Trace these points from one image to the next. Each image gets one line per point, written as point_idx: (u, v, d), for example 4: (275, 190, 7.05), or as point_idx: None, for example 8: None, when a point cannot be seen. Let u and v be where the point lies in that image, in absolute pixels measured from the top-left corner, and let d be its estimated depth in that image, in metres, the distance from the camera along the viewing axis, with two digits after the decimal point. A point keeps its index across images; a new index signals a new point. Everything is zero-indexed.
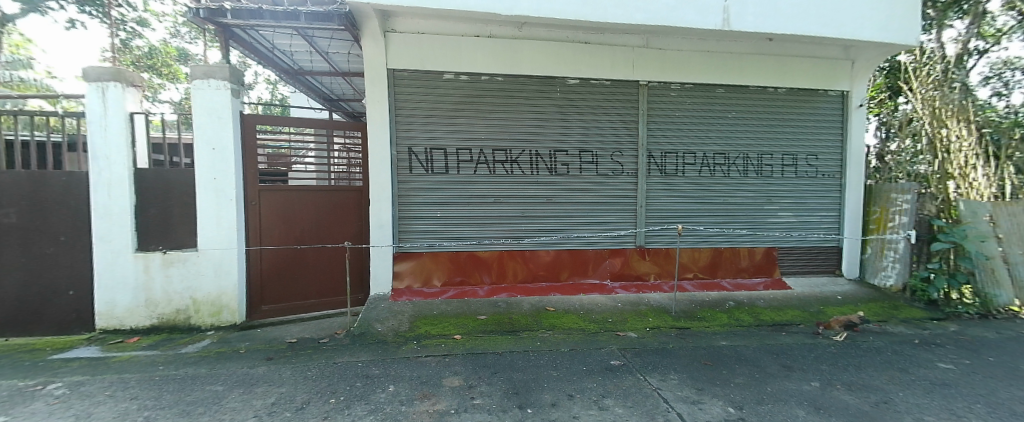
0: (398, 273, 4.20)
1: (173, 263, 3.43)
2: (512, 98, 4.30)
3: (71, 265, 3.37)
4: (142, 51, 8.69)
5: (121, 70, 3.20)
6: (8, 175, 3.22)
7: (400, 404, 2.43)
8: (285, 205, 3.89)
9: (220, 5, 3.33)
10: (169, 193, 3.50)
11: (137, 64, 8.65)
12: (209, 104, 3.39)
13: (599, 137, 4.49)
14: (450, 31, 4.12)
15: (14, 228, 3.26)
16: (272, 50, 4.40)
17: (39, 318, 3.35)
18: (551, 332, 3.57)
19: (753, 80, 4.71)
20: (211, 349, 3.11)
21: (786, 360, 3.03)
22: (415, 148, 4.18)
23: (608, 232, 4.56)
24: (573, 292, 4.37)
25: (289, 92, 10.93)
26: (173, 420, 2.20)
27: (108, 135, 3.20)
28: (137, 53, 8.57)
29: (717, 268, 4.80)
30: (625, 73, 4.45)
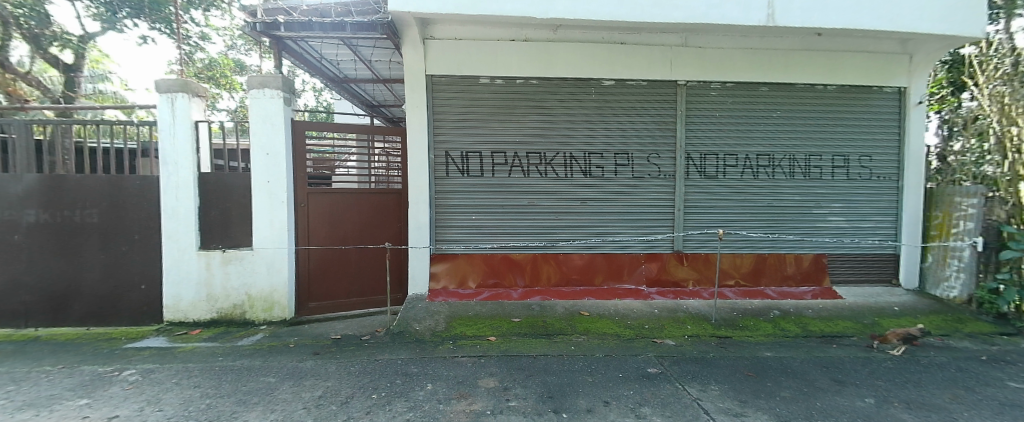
0: (434, 273, 4.28)
1: (231, 261, 3.66)
2: (546, 100, 4.30)
3: (143, 262, 3.66)
4: (204, 63, 9.35)
5: (187, 82, 3.46)
6: (91, 180, 3.55)
7: (438, 402, 2.48)
8: (330, 207, 4.06)
9: (275, 19, 3.55)
10: (227, 196, 3.73)
11: (200, 76, 9.34)
12: (264, 112, 3.61)
13: (635, 139, 4.41)
14: (486, 36, 4.18)
15: (96, 227, 3.60)
16: (320, 60, 4.63)
17: (116, 310, 3.67)
18: (585, 336, 3.53)
19: (801, 78, 4.47)
20: (263, 343, 3.30)
21: (838, 375, 2.85)
22: (451, 151, 4.26)
23: (644, 236, 4.46)
24: (607, 296, 4.30)
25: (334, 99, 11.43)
26: (231, 408, 2.35)
27: (176, 142, 3.48)
28: (199, 65, 9.24)
29: (761, 276, 4.58)
30: (663, 74, 4.35)
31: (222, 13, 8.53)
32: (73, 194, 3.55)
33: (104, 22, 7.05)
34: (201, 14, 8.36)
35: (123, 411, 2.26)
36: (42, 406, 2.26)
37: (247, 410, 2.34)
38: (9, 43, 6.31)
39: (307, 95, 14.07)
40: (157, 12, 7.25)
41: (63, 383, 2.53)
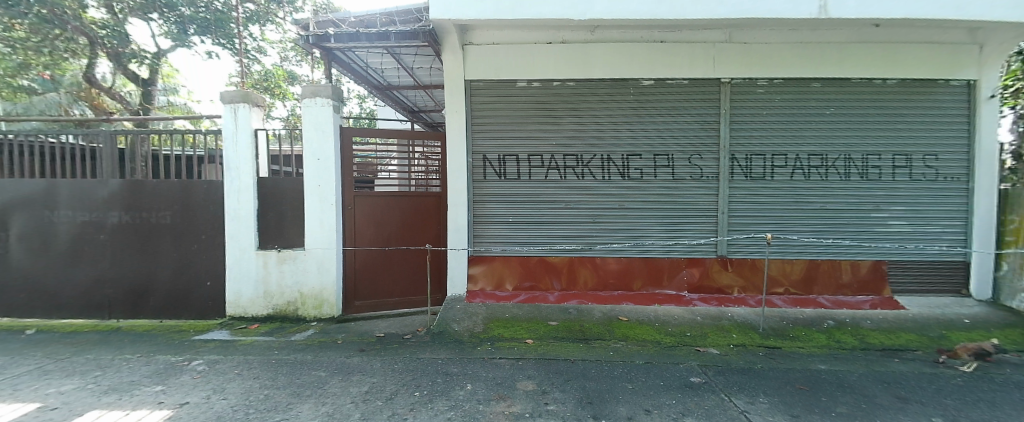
0: (472, 275, 4.34)
1: (286, 260, 3.88)
2: (583, 102, 4.27)
3: (209, 261, 3.94)
4: (259, 75, 10.00)
5: (247, 93, 3.72)
6: (166, 185, 3.88)
7: (478, 402, 2.51)
8: (374, 209, 4.22)
9: (326, 31, 3.76)
10: (283, 198, 3.95)
11: (256, 87, 9.99)
12: (315, 119, 3.82)
13: (677, 140, 4.29)
14: (522, 39, 4.22)
15: (169, 228, 3.92)
16: (366, 69, 4.83)
17: (186, 304, 3.98)
18: (624, 342, 3.46)
19: (856, 72, 4.20)
20: (314, 339, 3.47)
21: (900, 391, 2.64)
22: (488, 155, 4.32)
23: (685, 240, 4.32)
24: (647, 302, 4.18)
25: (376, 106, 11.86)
26: (287, 400, 2.49)
27: (238, 149, 3.76)
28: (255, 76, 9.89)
29: (813, 283, 4.32)
30: (705, 71, 4.20)
31: (276, 27, 9.14)
32: (149, 198, 3.90)
33: (175, 40, 7.76)
34: (258, 29, 8.98)
35: (193, 398, 2.44)
36: (124, 391, 2.49)
37: (301, 402, 2.47)
38: (95, 61, 7.21)
39: (353, 104, 14.68)
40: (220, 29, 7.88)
41: (142, 370, 2.77)
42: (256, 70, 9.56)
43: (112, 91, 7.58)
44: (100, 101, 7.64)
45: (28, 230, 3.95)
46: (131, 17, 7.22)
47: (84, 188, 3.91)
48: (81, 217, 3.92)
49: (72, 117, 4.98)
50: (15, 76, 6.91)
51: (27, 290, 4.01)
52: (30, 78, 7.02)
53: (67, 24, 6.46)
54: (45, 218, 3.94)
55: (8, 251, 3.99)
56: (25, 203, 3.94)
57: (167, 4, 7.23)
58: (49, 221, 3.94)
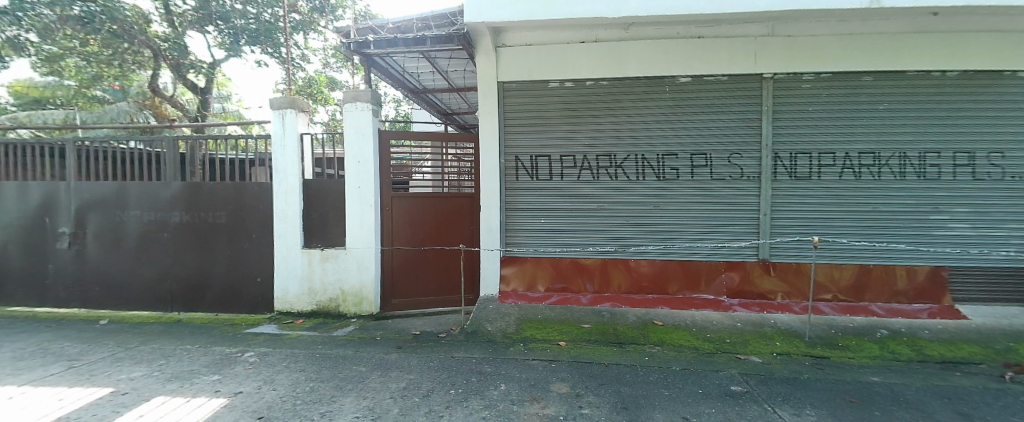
0: (504, 276, 4.36)
1: (329, 258, 4.05)
2: (617, 102, 4.20)
3: (259, 258, 4.18)
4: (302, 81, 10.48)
5: (294, 99, 3.93)
6: (222, 187, 4.15)
7: (512, 403, 2.52)
8: (409, 210, 4.33)
9: (366, 38, 3.91)
10: (325, 200, 4.13)
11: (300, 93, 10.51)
12: (356, 123, 4.00)
13: (715, 138, 4.14)
14: (554, 40, 4.22)
15: (223, 227, 4.18)
16: (403, 74, 4.97)
17: (238, 299, 4.23)
18: (660, 348, 3.37)
19: (912, 64, 3.89)
20: (355, 334, 3.61)
21: (963, 408, 2.43)
22: (521, 155, 4.33)
23: (725, 243, 4.16)
24: (684, 306, 4.07)
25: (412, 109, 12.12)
26: (331, 393, 2.60)
27: (286, 152, 3.98)
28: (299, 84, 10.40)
29: (866, 290, 4.04)
30: (746, 67, 4.03)
31: (319, 35, 9.70)
32: (206, 199, 4.18)
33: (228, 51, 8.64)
34: (302, 38, 9.55)
35: (246, 388, 2.60)
36: (185, 379, 2.68)
37: (344, 395, 2.58)
38: (159, 71, 8.33)
39: (391, 108, 15.02)
40: (267, 37, 8.75)
41: (200, 360, 2.98)
42: (299, 76, 10.08)
43: (171, 98, 8.70)
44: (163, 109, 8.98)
45: (103, 229, 4.34)
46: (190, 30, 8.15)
47: (149, 190, 4.24)
48: (147, 217, 4.26)
49: (141, 126, 5.44)
50: (89, 88, 8.53)
51: (101, 284, 4.40)
52: (101, 89, 8.56)
53: (134, 38, 7.46)
54: (117, 218, 4.31)
55: (86, 249, 4.39)
56: (100, 204, 4.33)
57: (221, 17, 8.16)
58: (120, 220, 4.31)
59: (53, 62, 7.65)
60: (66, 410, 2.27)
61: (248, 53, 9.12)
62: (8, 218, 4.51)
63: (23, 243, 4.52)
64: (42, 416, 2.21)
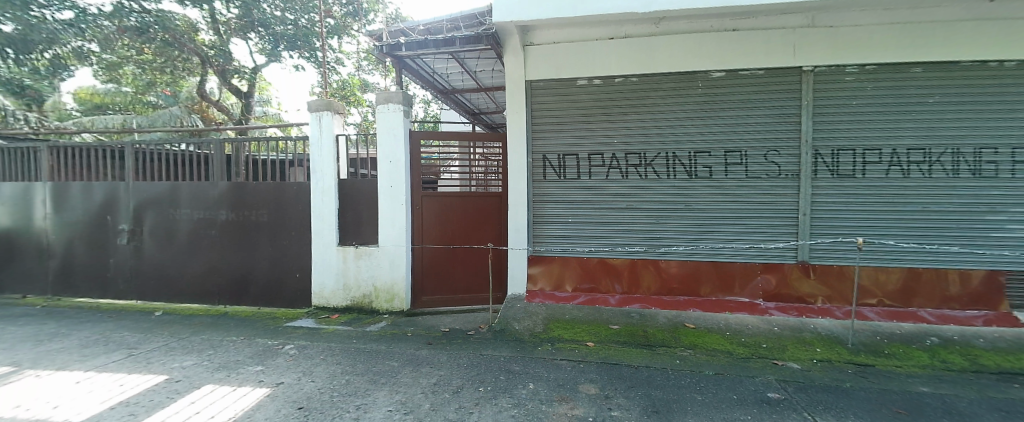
0: (531, 275, 4.36)
1: (362, 256, 4.18)
2: (648, 99, 4.11)
3: (298, 255, 4.35)
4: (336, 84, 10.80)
5: (329, 101, 4.09)
6: (264, 186, 4.35)
7: (540, 402, 2.53)
8: (437, 208, 4.40)
9: (397, 41, 4.00)
10: (358, 199, 4.26)
11: (334, 96, 10.85)
12: (389, 124, 4.13)
13: (752, 135, 3.98)
14: (582, 37, 4.18)
15: (265, 225, 4.38)
16: (432, 75, 5.05)
17: (278, 294, 4.42)
18: (692, 351, 3.29)
19: (966, 54, 3.60)
20: (387, 330, 3.71)
21: None
22: (548, 154, 4.32)
23: (762, 244, 4.00)
24: (717, 309, 3.95)
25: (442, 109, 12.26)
26: (365, 386, 2.68)
27: (322, 152, 4.14)
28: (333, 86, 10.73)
29: (917, 295, 3.79)
30: (785, 60, 3.85)
31: (352, 39, 10.12)
32: (250, 198, 4.39)
33: (269, 56, 9.52)
34: (336, 42, 10.01)
35: (287, 378, 2.72)
36: (232, 369, 2.83)
37: (377, 389, 2.65)
38: (205, 77, 9.54)
39: (422, 109, 15.16)
40: (304, 42, 9.58)
41: (245, 351, 3.14)
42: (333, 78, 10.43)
43: (216, 102, 10.08)
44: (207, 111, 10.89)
45: (157, 226, 4.64)
46: (233, 37, 9.15)
47: (198, 189, 4.50)
48: (197, 215, 4.52)
49: (192, 129, 5.81)
50: (144, 94, 9.74)
51: (155, 277, 4.70)
52: (155, 94, 9.68)
53: (184, 46, 8.43)
54: (170, 216, 4.59)
55: (142, 244, 4.71)
56: (155, 202, 4.63)
57: (262, 24, 9.03)
58: (172, 218, 4.59)
59: (112, 70, 8.47)
60: (126, 395, 2.45)
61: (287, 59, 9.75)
62: (75, 216, 4.89)
63: (88, 238, 4.89)
64: (105, 400, 2.39)
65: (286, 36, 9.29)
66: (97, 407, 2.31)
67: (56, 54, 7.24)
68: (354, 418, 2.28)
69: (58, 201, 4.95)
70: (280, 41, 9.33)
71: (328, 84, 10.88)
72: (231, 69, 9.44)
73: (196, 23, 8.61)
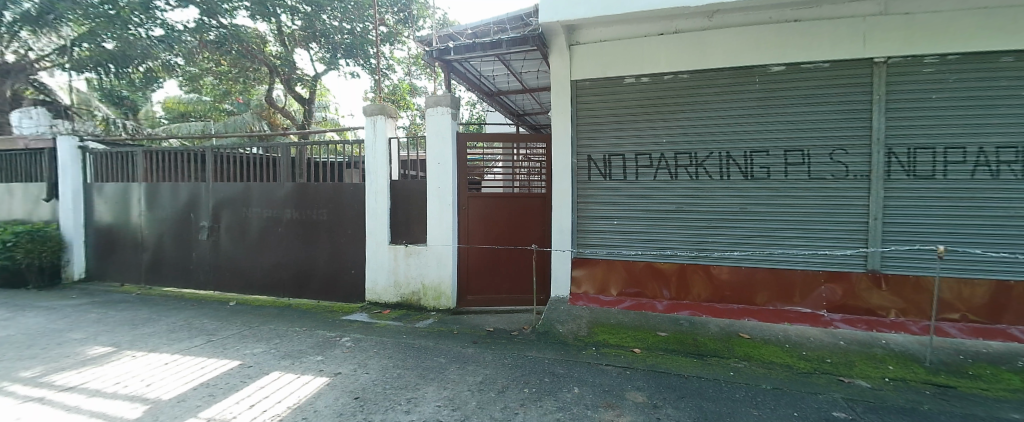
0: (574, 278, 4.31)
1: (412, 254, 4.34)
2: (701, 96, 3.94)
3: (354, 252, 4.58)
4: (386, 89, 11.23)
5: (382, 106, 4.30)
6: (324, 187, 4.63)
7: (586, 407, 2.49)
8: (482, 209, 4.48)
9: (447, 46, 4.12)
10: (409, 200, 4.44)
11: (385, 100, 11.30)
12: (438, 127, 4.28)
13: (817, 134, 3.69)
14: (630, 34, 4.09)
15: (325, 223, 4.65)
16: (479, 78, 5.14)
17: (336, 290, 4.68)
18: (747, 363, 3.11)
19: None
20: (435, 327, 3.82)
21: None
22: (594, 155, 4.26)
23: (827, 251, 3.70)
24: (775, 319, 3.70)
25: (488, 111, 12.40)
26: (415, 380, 2.78)
27: (376, 154, 4.35)
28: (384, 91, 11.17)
29: (1011, 311, 3.33)
30: (853, 51, 3.54)
31: (403, 45, 10.58)
32: (312, 197, 4.67)
33: (327, 64, 10.19)
34: (388, 49, 10.54)
35: (344, 369, 2.88)
36: (296, 357, 3.03)
37: (426, 384, 2.74)
38: (272, 86, 10.54)
39: (468, 112, 15.39)
40: (360, 50, 10.11)
41: (306, 342, 3.36)
42: (386, 83, 10.87)
43: (282, 109, 11.05)
44: (273, 117, 11.85)
45: (232, 223, 5.06)
46: (297, 48, 9.94)
47: (268, 189, 4.86)
48: (266, 212, 4.89)
49: (261, 134, 6.31)
50: (222, 102, 11.10)
51: (230, 270, 5.12)
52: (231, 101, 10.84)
53: (255, 57, 9.28)
54: (243, 214, 5.00)
55: (219, 240, 5.15)
56: (231, 201, 5.05)
57: (323, 34, 9.62)
58: (245, 215, 4.99)
59: (195, 81, 9.80)
60: (206, 377, 2.69)
61: (344, 66, 10.37)
62: (165, 213, 5.45)
63: (175, 233, 5.42)
64: (188, 380, 2.64)
65: (344, 45, 9.86)
66: (181, 387, 2.55)
67: (149, 68, 8.28)
68: (405, 410, 2.37)
69: (150, 200, 5.52)
70: (338, 50, 9.92)
71: (380, 88, 11.39)
72: (295, 78, 10.10)
73: (264, 35, 9.38)
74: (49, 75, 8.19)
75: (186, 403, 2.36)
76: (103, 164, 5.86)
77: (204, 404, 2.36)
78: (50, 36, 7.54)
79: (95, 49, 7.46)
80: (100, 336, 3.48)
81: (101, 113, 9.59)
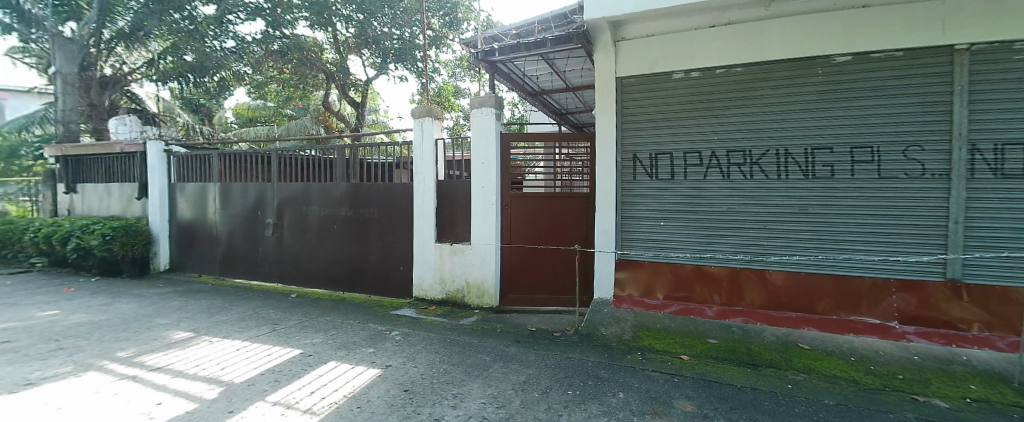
0: (618, 280, 4.25)
1: (457, 252, 4.45)
2: (757, 91, 3.73)
3: (403, 250, 4.76)
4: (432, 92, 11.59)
5: (429, 108, 4.43)
6: (377, 186, 4.84)
7: (632, 413, 2.45)
8: (524, 208, 4.51)
9: (492, 47, 4.20)
10: (454, 200, 4.55)
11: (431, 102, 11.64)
12: (482, 127, 4.35)
13: (887, 129, 3.33)
14: (679, 27, 3.95)
15: (376, 222, 4.87)
16: (523, 77, 5.16)
17: (386, 285, 4.88)
18: (807, 376, 2.92)
19: None
20: (479, 325, 3.90)
21: None
22: (639, 154, 4.16)
23: (897, 257, 3.33)
24: (837, 330, 3.41)
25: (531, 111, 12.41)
26: (460, 376, 2.85)
27: (423, 154, 4.50)
28: (429, 93, 11.50)
29: None
30: (929, 38, 3.17)
31: (448, 49, 10.88)
32: (365, 197, 4.90)
33: (378, 69, 10.69)
34: (435, 52, 10.86)
35: (394, 361, 3.01)
36: (350, 348, 3.20)
37: (472, 380, 2.80)
38: (327, 91, 11.18)
39: (510, 113, 15.38)
40: (409, 54, 10.52)
41: (359, 334, 3.54)
42: (432, 85, 11.21)
43: (336, 113, 11.69)
44: (328, 120, 12.55)
45: (293, 221, 5.41)
46: (350, 55, 10.47)
47: (325, 188, 5.15)
48: (324, 211, 5.18)
49: (318, 137, 6.71)
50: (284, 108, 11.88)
51: (291, 264, 5.49)
52: None
53: (314, 64, 9.95)
54: (303, 212, 5.33)
55: (282, 236, 5.53)
56: (293, 200, 5.40)
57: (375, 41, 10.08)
58: (305, 213, 5.32)
59: (261, 88, 10.56)
60: (272, 363, 2.90)
61: (393, 70, 10.81)
62: (236, 211, 5.92)
63: (244, 229, 5.88)
64: (257, 366, 2.86)
65: (394, 50, 10.28)
66: (252, 371, 2.77)
67: (223, 77, 9.28)
68: (452, 405, 2.43)
69: (224, 199, 6.01)
70: (389, 55, 10.36)
71: (426, 90, 11.74)
72: (349, 83, 10.79)
73: (322, 43, 9.99)
74: (141, 88, 9.72)
75: (256, 387, 2.56)
76: (183, 166, 6.47)
77: (270, 388, 2.55)
78: (140, 51, 8.75)
79: (178, 61, 8.50)
80: (182, 322, 3.86)
81: (182, 120, 10.61)
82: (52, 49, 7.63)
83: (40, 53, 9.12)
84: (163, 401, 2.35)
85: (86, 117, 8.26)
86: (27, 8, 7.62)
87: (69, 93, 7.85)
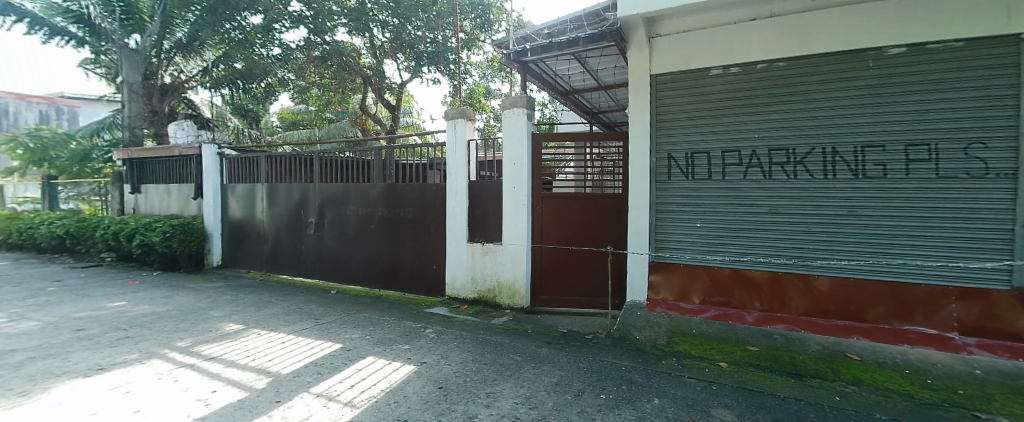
0: (651, 283, 4.17)
1: (488, 252, 4.50)
2: (801, 87, 3.56)
3: (437, 249, 4.86)
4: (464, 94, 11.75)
5: (462, 110, 4.50)
6: (412, 186, 4.97)
7: (667, 419, 2.40)
8: (554, 209, 4.50)
9: (524, 47, 4.19)
10: (485, 200, 4.60)
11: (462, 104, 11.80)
12: (514, 128, 4.36)
13: (947, 125, 3.08)
14: (717, 22, 3.83)
15: (411, 222, 5.00)
16: (555, 77, 5.16)
17: (420, 284, 5.00)
18: (857, 388, 2.76)
19: None
20: (510, 325, 3.93)
21: None
22: (674, 153, 4.06)
23: (960, 263, 3.08)
24: (889, 340, 3.17)
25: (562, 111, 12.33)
26: (494, 375, 2.89)
27: (456, 154, 4.59)
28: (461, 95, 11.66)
29: None
30: (995, 25, 2.90)
31: (480, 51, 11.01)
32: (400, 197, 5.04)
33: (411, 72, 10.95)
34: (467, 54, 11.01)
35: (430, 359, 3.09)
36: (387, 345, 3.31)
37: (505, 380, 2.83)
38: (364, 94, 11.55)
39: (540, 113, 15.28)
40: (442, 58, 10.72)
41: (395, 331, 3.65)
42: (464, 87, 11.37)
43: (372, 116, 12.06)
44: (365, 123, 12.98)
45: (333, 221, 5.64)
46: (385, 60, 10.80)
47: (363, 189, 5.33)
48: (361, 211, 5.37)
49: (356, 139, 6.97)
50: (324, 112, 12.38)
51: (330, 262, 5.73)
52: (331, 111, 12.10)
53: (353, 69, 10.36)
54: (342, 212, 5.54)
55: (323, 235, 5.77)
56: (332, 200, 5.63)
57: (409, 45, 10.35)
58: (344, 213, 5.53)
59: (302, 93, 11.05)
60: (314, 357, 3.03)
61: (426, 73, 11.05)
62: (280, 210, 6.23)
63: (287, 227, 6.18)
64: (301, 359, 3.00)
65: (427, 54, 10.50)
66: (296, 364, 2.91)
67: (269, 83, 9.78)
68: (485, 404, 2.47)
69: (269, 199, 6.35)
70: (423, 59, 10.59)
71: (458, 91, 11.90)
72: (385, 86, 11.13)
73: (359, 48, 10.36)
74: (196, 95, 10.41)
75: (300, 378, 2.69)
76: (233, 167, 6.88)
77: (313, 380, 2.67)
78: (195, 60, 9.36)
79: (229, 69, 9.06)
80: (233, 315, 4.11)
81: (231, 124, 11.27)
82: (120, 61, 8.31)
83: (109, 64, 9.92)
84: (217, 389, 2.51)
85: (149, 123, 8.93)
86: (99, 23, 8.29)
87: (134, 101, 8.52)
